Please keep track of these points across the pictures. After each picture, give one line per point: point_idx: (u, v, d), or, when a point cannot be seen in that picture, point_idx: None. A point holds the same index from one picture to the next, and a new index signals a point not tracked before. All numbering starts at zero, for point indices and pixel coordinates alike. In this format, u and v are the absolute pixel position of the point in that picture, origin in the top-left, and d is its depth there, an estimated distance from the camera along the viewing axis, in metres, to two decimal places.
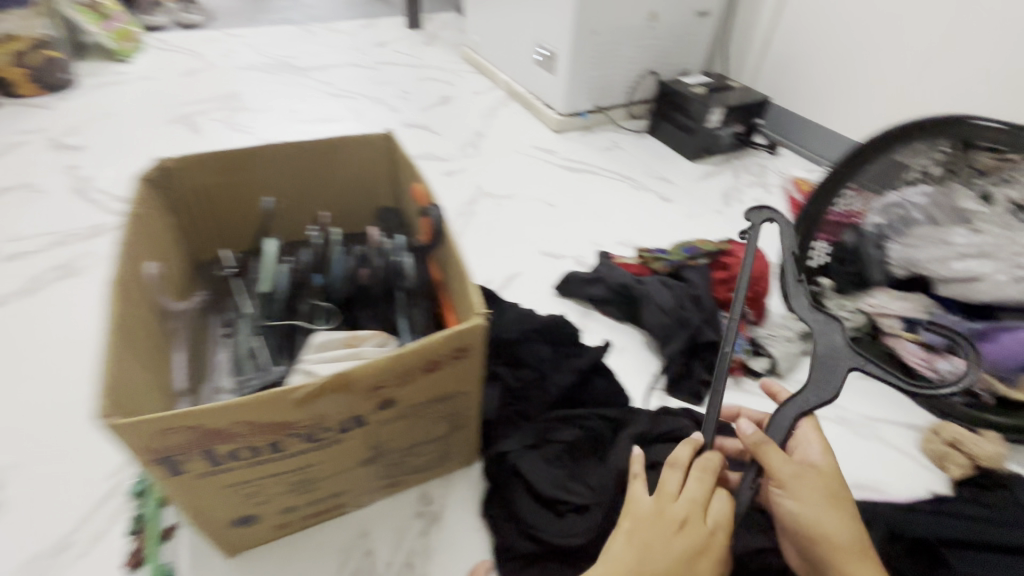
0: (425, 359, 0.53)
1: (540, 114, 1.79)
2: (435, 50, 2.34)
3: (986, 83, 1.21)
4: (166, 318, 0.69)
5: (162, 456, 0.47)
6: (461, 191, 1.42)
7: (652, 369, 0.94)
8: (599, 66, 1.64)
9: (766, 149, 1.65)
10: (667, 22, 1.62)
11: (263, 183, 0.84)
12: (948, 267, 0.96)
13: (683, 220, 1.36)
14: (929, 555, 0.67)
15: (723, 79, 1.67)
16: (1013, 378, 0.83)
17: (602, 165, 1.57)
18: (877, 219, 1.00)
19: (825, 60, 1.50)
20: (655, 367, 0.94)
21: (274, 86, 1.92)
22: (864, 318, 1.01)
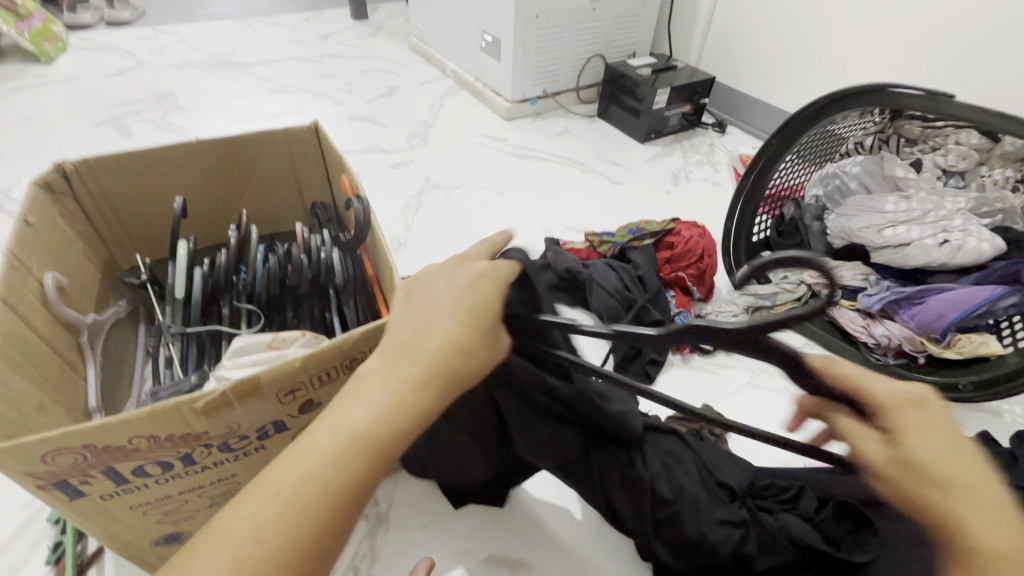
0: (343, 358, 0.51)
1: (489, 103, 1.76)
2: (381, 40, 2.27)
3: (909, 54, 1.23)
4: (74, 332, 0.64)
5: (56, 480, 0.44)
6: (409, 184, 1.39)
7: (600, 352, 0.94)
8: (545, 51, 1.62)
9: (713, 128, 1.67)
10: (610, 3, 1.61)
11: (181, 183, 0.80)
12: (882, 234, 0.95)
13: (633, 203, 1.36)
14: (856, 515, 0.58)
15: (669, 60, 1.67)
16: (942, 338, 0.86)
17: (552, 151, 1.56)
18: (816, 190, 1.11)
19: (765, 38, 1.51)
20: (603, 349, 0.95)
21: (211, 83, 1.83)
22: (806, 291, 1.01)
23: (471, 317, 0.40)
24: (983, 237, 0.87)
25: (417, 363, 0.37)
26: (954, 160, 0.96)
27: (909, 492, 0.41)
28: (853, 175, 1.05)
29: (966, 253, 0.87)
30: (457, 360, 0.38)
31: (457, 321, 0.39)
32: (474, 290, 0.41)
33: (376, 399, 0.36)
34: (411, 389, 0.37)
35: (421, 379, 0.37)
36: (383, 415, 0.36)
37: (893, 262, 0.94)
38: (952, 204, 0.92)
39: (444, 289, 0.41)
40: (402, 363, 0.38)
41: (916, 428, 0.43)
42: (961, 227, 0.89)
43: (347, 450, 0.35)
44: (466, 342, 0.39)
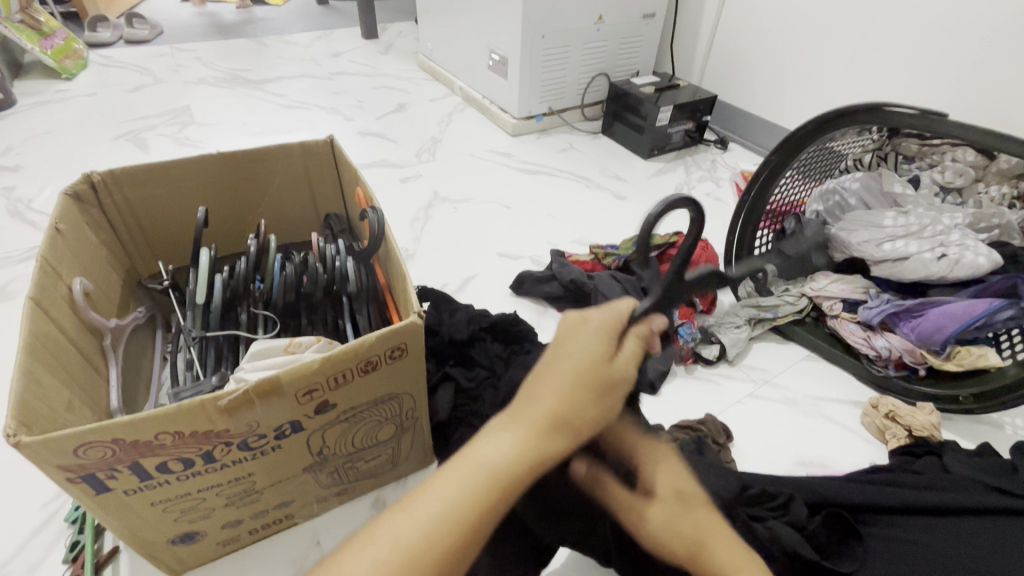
0: (358, 361, 0.53)
1: (495, 119, 1.81)
2: (390, 58, 2.34)
3: (906, 74, 1.26)
4: (98, 334, 0.66)
5: (84, 474, 0.46)
6: (417, 198, 1.42)
7: None
8: (550, 70, 1.67)
9: (716, 145, 1.70)
10: (614, 24, 1.66)
11: (198, 193, 0.83)
12: (881, 248, 0.97)
13: (637, 217, 1.39)
14: (844, 524, 0.60)
15: (672, 79, 1.71)
16: (942, 350, 0.87)
17: (557, 166, 1.59)
18: (817, 206, 1.11)
19: (765, 57, 1.56)
20: None
21: (225, 99, 1.89)
22: (807, 303, 1.04)
23: (594, 359, 0.40)
24: (979, 251, 0.89)
25: (539, 409, 0.39)
26: (952, 177, 1.00)
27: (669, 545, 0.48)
28: (853, 191, 1.06)
29: (964, 267, 0.89)
30: (578, 409, 0.39)
31: (578, 362, 0.40)
32: (591, 336, 0.41)
33: (503, 441, 0.38)
34: (531, 436, 0.38)
35: (541, 424, 0.38)
36: (508, 458, 0.37)
37: (892, 275, 0.96)
38: (949, 219, 0.95)
39: (578, 339, 0.41)
40: (525, 408, 0.39)
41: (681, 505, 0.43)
42: (958, 241, 0.91)
43: (475, 489, 0.36)
44: (586, 387, 0.39)
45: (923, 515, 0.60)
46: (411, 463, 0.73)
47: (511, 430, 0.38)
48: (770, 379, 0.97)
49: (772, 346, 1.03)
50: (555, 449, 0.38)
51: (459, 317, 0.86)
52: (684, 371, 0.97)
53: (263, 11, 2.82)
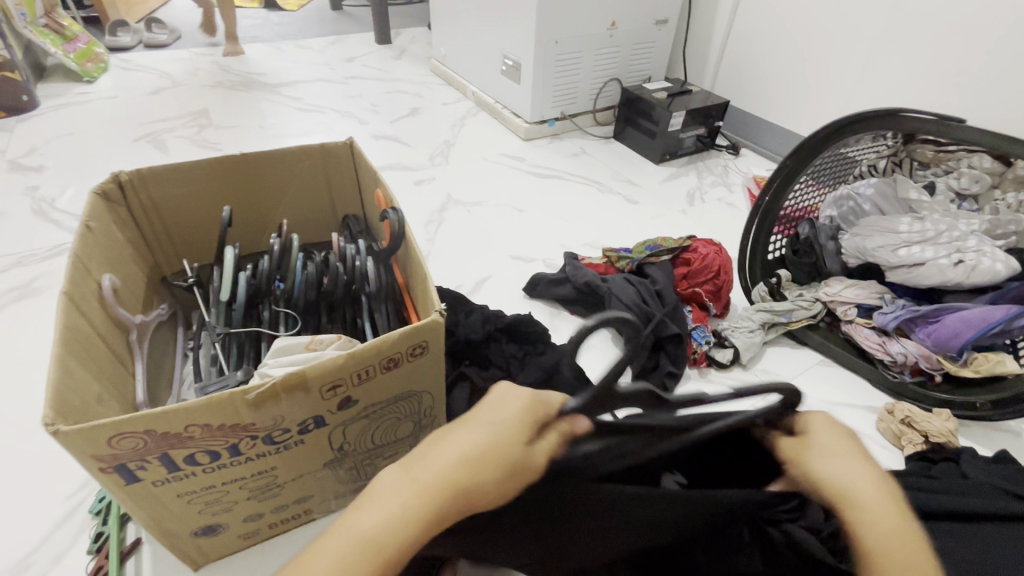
0: (381, 357, 0.54)
1: (508, 123, 1.82)
2: (404, 63, 2.37)
3: (921, 81, 1.26)
4: (124, 330, 0.68)
5: (116, 464, 0.47)
6: (430, 200, 1.43)
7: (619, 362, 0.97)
8: (563, 75, 1.68)
9: (728, 151, 1.71)
10: (627, 30, 1.67)
11: (221, 193, 0.85)
12: (896, 254, 0.97)
13: (649, 221, 1.40)
14: None
15: (684, 84, 1.72)
16: (959, 356, 0.87)
17: (569, 170, 1.60)
18: (831, 211, 1.14)
19: (778, 63, 1.56)
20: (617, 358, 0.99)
21: (242, 102, 1.92)
22: (822, 308, 1.04)
23: (508, 436, 0.33)
24: (997, 257, 0.88)
25: (430, 474, 0.31)
26: (968, 184, 0.98)
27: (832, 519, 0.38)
28: (867, 197, 1.08)
29: (981, 273, 0.88)
30: (476, 481, 0.31)
31: (488, 438, 0.32)
32: (513, 408, 0.34)
33: (380, 510, 0.30)
34: (416, 506, 0.30)
35: (429, 490, 0.30)
36: (393, 524, 0.29)
37: (908, 281, 0.96)
38: (966, 226, 0.94)
39: (495, 408, 0.34)
40: (412, 471, 0.31)
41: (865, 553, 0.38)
42: (975, 247, 0.90)
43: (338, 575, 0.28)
44: (496, 462, 0.32)
45: (943, 521, 0.60)
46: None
47: (393, 500, 0.30)
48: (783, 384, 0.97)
49: (785, 351, 1.03)
50: (435, 527, 0.30)
51: (475, 317, 0.87)
52: (698, 375, 0.97)
53: (279, 16, 2.87)
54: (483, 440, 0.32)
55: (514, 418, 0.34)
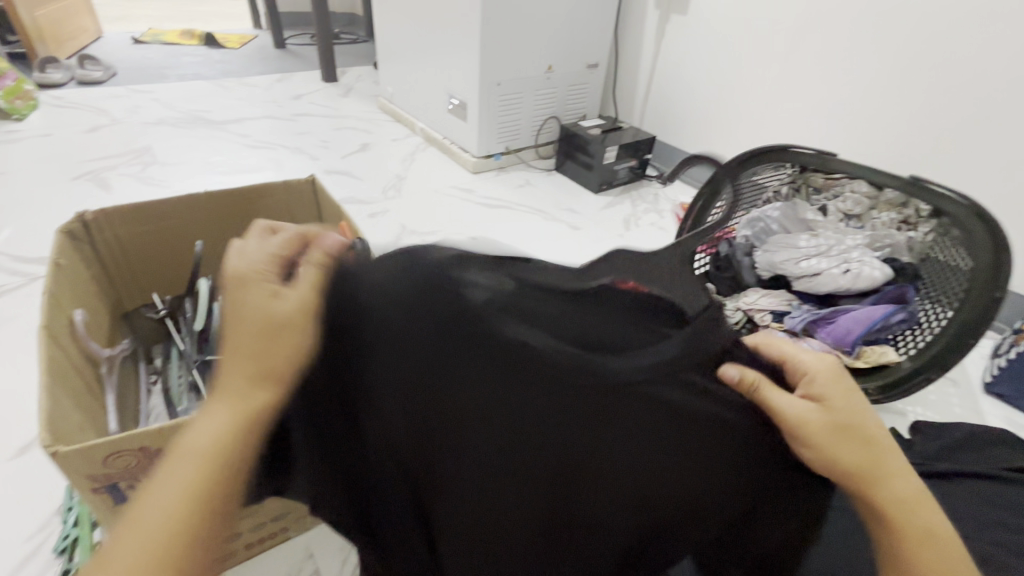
0: None
1: (456, 158, 1.93)
2: (351, 100, 2.44)
3: (810, 119, 1.46)
4: (94, 363, 0.70)
5: (107, 483, 0.53)
6: (386, 231, 1.50)
7: None
8: (506, 113, 1.81)
9: (657, 180, 1.88)
10: (562, 73, 1.84)
11: (190, 230, 0.88)
12: (798, 265, 1.13)
13: (590, 246, 1.52)
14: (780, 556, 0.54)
15: (616, 122, 1.90)
16: (852, 351, 1.02)
17: (515, 201, 1.72)
18: (746, 232, 1.25)
19: (695, 103, 1.76)
20: None
21: (187, 139, 1.91)
22: (741, 315, 1.16)
23: (271, 312, 0.46)
24: (875, 266, 1.06)
25: (233, 384, 0.46)
26: (852, 206, 1.16)
27: (838, 437, 0.49)
28: (775, 219, 1.22)
29: (863, 280, 1.06)
30: (267, 361, 0.46)
31: (250, 325, 0.47)
32: (281, 289, 0.48)
33: (207, 423, 0.46)
34: (234, 410, 0.45)
35: (236, 400, 0.46)
36: (214, 437, 0.44)
37: (810, 289, 1.12)
38: (852, 240, 1.12)
39: (258, 300, 0.48)
40: (227, 386, 0.46)
41: (832, 388, 0.51)
42: (858, 257, 1.09)
43: (200, 469, 0.44)
44: (252, 344, 0.46)
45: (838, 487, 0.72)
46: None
47: (228, 406, 0.46)
48: None
49: None
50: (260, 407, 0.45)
51: None
52: None
53: (221, 53, 2.88)
54: (253, 334, 0.46)
55: (288, 300, 0.47)
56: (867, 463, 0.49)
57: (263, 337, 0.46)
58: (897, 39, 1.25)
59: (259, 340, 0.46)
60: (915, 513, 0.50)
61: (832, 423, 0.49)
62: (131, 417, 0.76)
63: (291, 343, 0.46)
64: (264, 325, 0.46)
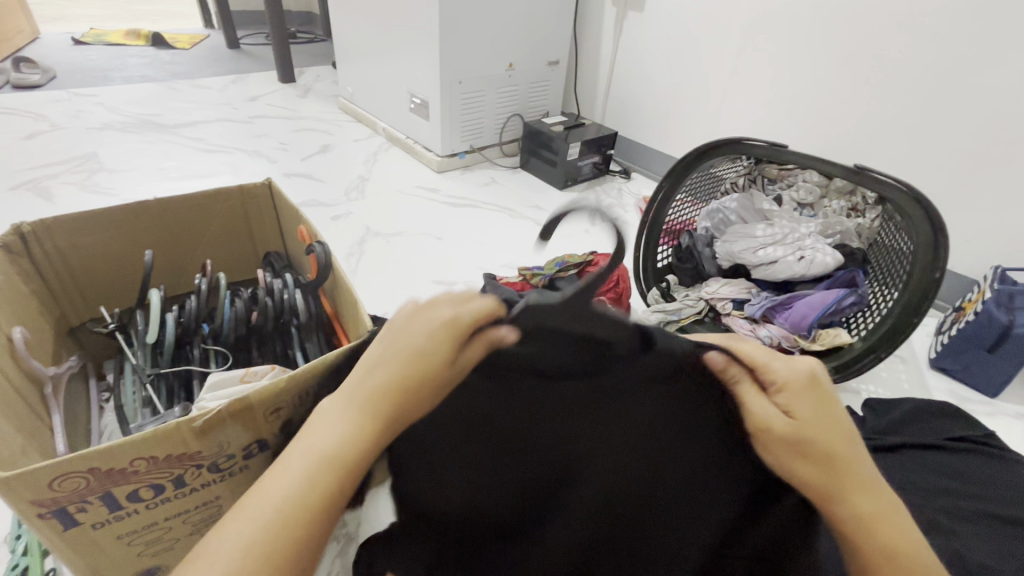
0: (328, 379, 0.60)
1: (420, 157, 1.91)
2: (310, 101, 2.38)
3: (764, 112, 1.51)
4: (39, 383, 0.67)
5: (55, 508, 0.51)
6: (349, 234, 1.47)
7: None
8: (469, 111, 1.81)
9: (620, 175, 1.91)
10: (523, 70, 1.84)
11: (138, 240, 0.85)
12: (756, 254, 1.17)
13: (556, 242, 1.53)
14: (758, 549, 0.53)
15: (578, 118, 1.92)
16: (809, 334, 1.06)
17: (481, 199, 1.71)
18: (706, 223, 1.29)
19: (654, 98, 1.79)
20: None
21: (136, 145, 1.83)
22: (704, 305, 1.19)
23: (431, 351, 0.41)
24: (827, 252, 1.10)
25: (375, 403, 0.41)
26: (804, 195, 1.23)
27: (808, 447, 0.44)
28: (733, 210, 1.25)
29: (817, 266, 1.10)
30: (411, 400, 0.41)
31: (406, 359, 0.41)
32: (427, 330, 0.41)
33: (335, 435, 0.41)
34: (367, 437, 0.41)
35: (373, 420, 0.41)
36: (345, 453, 0.40)
37: (769, 276, 1.15)
38: (806, 228, 1.17)
39: (414, 327, 0.42)
40: (362, 404, 0.41)
41: (806, 399, 0.45)
42: (811, 245, 1.13)
43: (313, 486, 0.40)
44: (413, 381, 0.41)
45: None
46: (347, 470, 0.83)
47: (356, 425, 0.41)
48: None
49: None
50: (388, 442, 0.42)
51: None
52: None
53: (170, 54, 2.77)
54: (408, 371, 0.41)
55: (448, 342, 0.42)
56: (833, 480, 0.44)
57: (418, 376, 0.41)
58: (841, 34, 1.30)
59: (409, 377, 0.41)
60: (886, 533, 0.45)
61: (799, 437, 0.44)
62: (81, 437, 0.73)
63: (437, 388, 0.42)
64: (422, 365, 0.41)
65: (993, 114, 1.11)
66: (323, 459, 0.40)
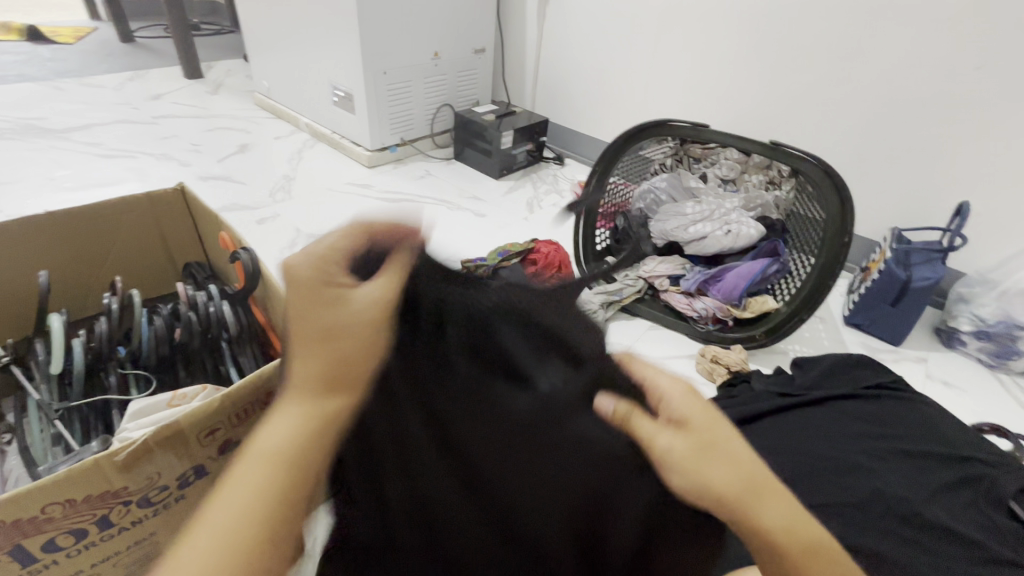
0: (266, 394, 0.58)
1: (348, 152, 1.84)
2: (222, 97, 2.22)
3: (684, 95, 1.57)
4: None
5: None
6: (278, 237, 1.39)
7: None
8: (396, 103, 1.75)
9: (554, 162, 1.93)
10: (450, 59, 1.81)
11: (28, 262, 0.76)
12: (688, 231, 1.22)
13: (496, 231, 1.53)
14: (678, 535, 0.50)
15: (509, 107, 1.91)
16: (740, 302, 1.13)
17: (416, 193, 1.67)
18: (639, 205, 1.33)
19: (582, 84, 1.81)
20: None
21: (18, 153, 1.63)
22: (643, 283, 1.25)
23: (314, 287, 0.46)
24: (751, 225, 1.17)
25: (303, 360, 0.45)
26: (727, 171, 1.30)
27: (710, 466, 0.44)
28: (663, 190, 1.30)
29: (743, 238, 1.16)
30: (325, 335, 0.45)
31: (307, 306, 0.45)
32: (306, 268, 0.46)
33: (283, 417, 0.43)
34: (304, 397, 0.44)
35: (310, 371, 0.44)
36: (291, 429, 0.42)
37: (701, 251, 1.21)
38: (730, 203, 1.23)
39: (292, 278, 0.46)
40: (296, 371, 0.45)
41: (698, 413, 0.47)
42: (737, 219, 1.19)
43: (275, 467, 0.41)
44: (314, 318, 0.45)
45: None
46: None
47: (302, 386, 0.44)
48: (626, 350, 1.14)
49: (622, 323, 1.22)
50: (325, 386, 0.45)
51: None
52: None
53: (50, 49, 2.47)
54: (307, 307, 0.45)
55: (323, 271, 0.47)
56: (739, 484, 0.44)
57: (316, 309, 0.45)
58: (749, 17, 1.37)
59: (312, 313, 0.45)
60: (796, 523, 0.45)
61: (692, 458, 0.44)
62: None
63: (341, 310, 0.45)
64: (315, 299, 0.45)
65: (883, 89, 1.21)
66: (282, 436, 0.42)
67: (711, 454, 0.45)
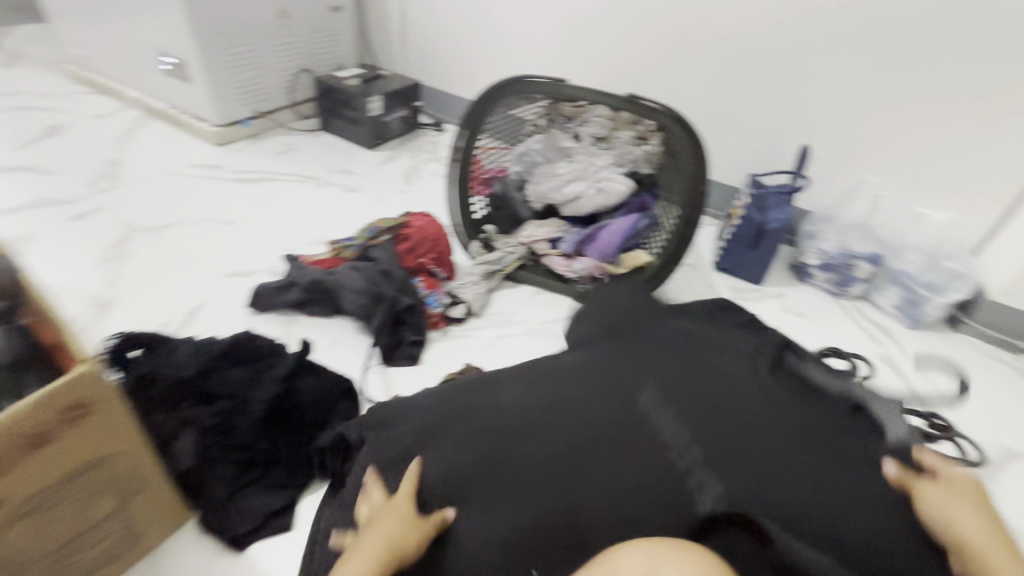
0: (29, 437, 0.48)
1: (191, 129, 1.60)
2: (20, 69, 1.83)
3: (554, 52, 1.52)
4: None
5: None
6: (102, 234, 1.18)
7: (344, 338, 1.01)
8: (241, 70, 1.54)
9: (433, 128, 1.82)
10: (300, 18, 1.61)
11: None
12: (562, 192, 1.21)
13: (370, 206, 1.42)
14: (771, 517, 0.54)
15: (376, 70, 1.76)
16: (615, 259, 1.14)
17: (278, 170, 1.50)
18: (515, 167, 1.28)
19: (452, 42, 1.70)
20: (355, 339, 1.01)
21: None
22: (524, 249, 1.21)
23: (404, 508, 0.59)
24: (619, 181, 1.18)
25: (371, 542, 0.56)
26: (599, 129, 1.22)
27: (940, 514, 0.57)
28: (536, 149, 1.25)
29: (612, 195, 1.17)
30: (397, 540, 0.56)
31: (391, 515, 0.58)
32: (402, 491, 0.61)
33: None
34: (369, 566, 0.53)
35: (376, 547, 0.55)
36: None
37: (577, 211, 1.21)
38: (601, 162, 1.20)
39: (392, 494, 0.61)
40: (358, 552, 0.55)
41: (953, 480, 0.61)
42: (606, 176, 1.19)
43: None
44: (395, 527, 0.57)
45: None
46: (164, 512, 0.67)
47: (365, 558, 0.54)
48: (511, 318, 1.11)
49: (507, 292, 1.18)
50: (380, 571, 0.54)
51: (182, 353, 0.79)
52: (441, 335, 1.05)
53: None
54: (395, 516, 0.58)
55: (410, 495, 0.60)
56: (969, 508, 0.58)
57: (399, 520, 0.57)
58: None
59: (398, 520, 0.57)
60: None
61: (942, 503, 0.58)
62: None
63: (407, 523, 0.57)
64: (405, 512, 0.58)
65: (733, 39, 1.25)
66: None
67: (950, 510, 0.57)
